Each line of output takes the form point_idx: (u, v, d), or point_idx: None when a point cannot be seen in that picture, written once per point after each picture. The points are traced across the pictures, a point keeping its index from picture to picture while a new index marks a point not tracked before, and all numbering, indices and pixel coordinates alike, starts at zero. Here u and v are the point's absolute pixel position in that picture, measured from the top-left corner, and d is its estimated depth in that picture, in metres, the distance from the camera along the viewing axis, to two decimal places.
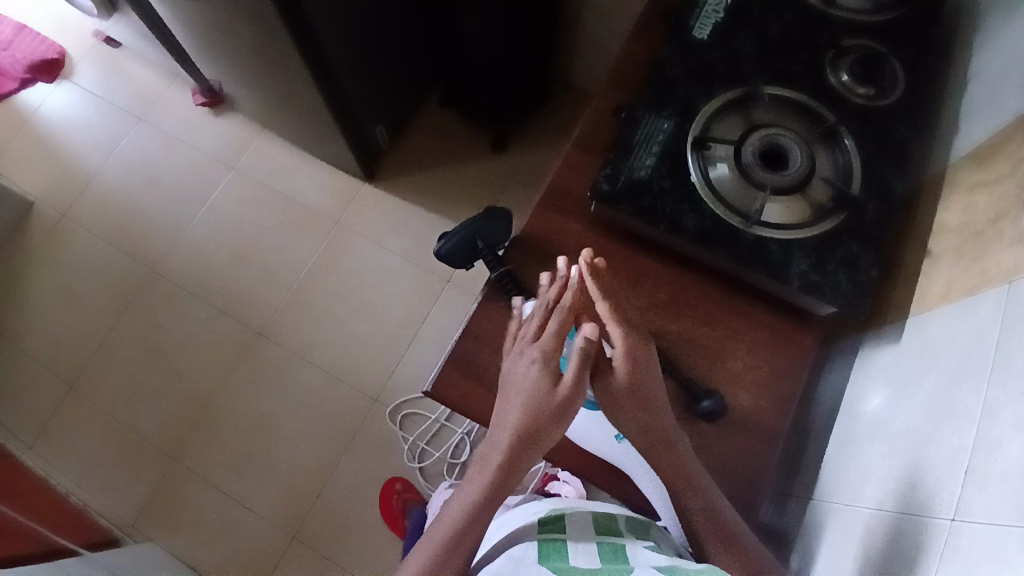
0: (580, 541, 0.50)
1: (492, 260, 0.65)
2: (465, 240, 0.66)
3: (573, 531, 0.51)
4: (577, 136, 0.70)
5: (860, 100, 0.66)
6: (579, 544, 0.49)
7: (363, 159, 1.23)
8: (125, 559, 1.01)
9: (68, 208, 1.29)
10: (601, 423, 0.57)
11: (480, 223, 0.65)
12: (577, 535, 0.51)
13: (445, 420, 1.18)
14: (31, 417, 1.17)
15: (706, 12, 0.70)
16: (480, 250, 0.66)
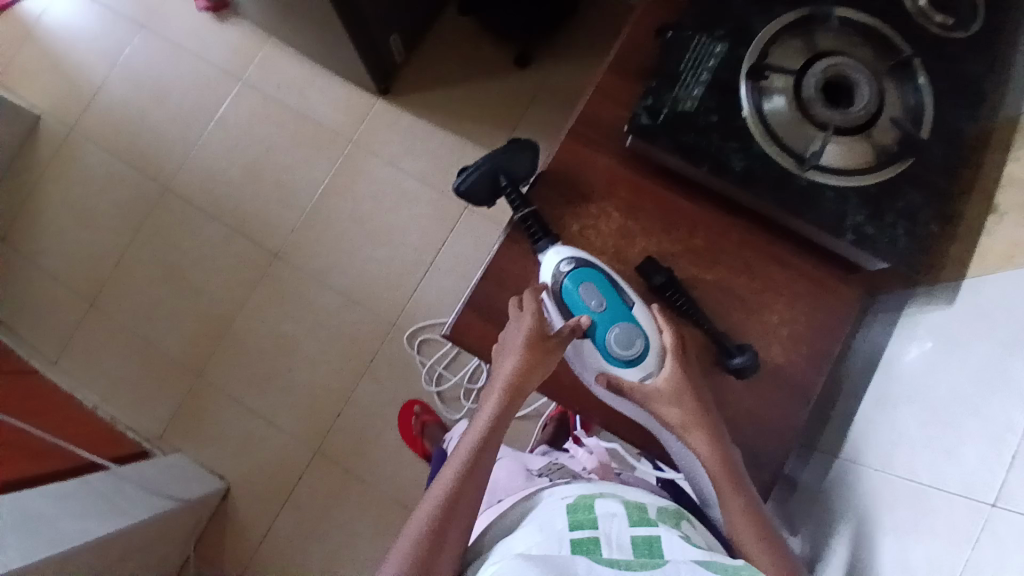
0: (614, 532, 0.51)
1: (516, 196, 0.59)
2: (486, 177, 0.60)
3: (603, 519, 0.52)
4: (614, 59, 0.62)
5: (937, 30, 0.58)
6: (613, 536, 0.51)
7: (377, 74, 1.15)
8: (153, 473, 1.06)
9: (76, 121, 1.25)
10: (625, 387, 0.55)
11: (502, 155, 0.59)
12: (607, 524, 0.52)
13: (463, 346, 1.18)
14: (52, 333, 1.19)
15: None
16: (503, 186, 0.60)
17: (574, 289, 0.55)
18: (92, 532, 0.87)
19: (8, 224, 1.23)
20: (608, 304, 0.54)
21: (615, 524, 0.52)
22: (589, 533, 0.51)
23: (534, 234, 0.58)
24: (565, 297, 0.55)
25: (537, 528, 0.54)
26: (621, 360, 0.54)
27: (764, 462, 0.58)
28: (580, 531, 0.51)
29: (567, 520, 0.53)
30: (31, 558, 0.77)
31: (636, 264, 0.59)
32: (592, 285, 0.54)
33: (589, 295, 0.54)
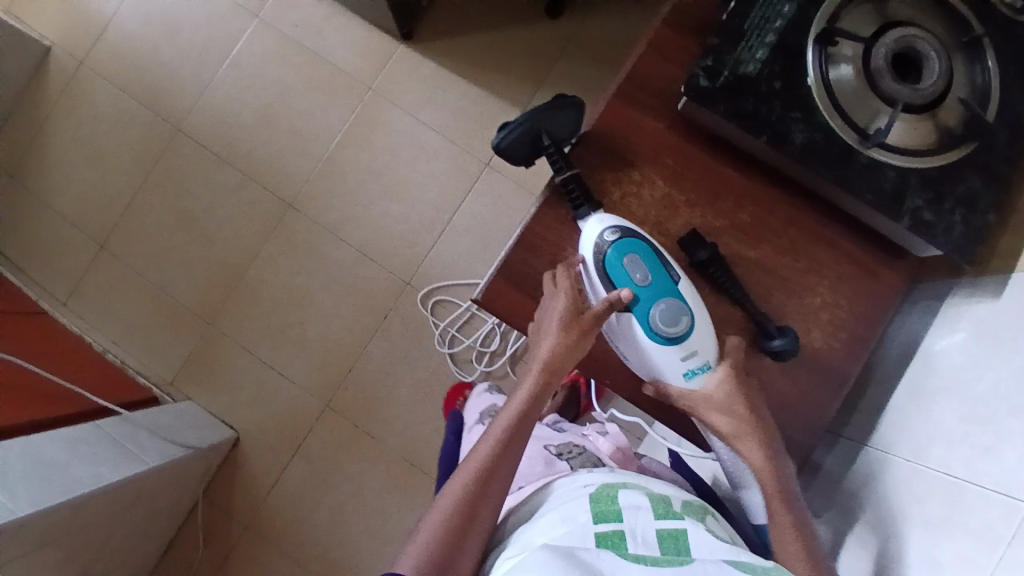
0: (639, 526, 0.52)
1: (558, 157, 0.56)
2: (527, 135, 0.57)
3: (629, 512, 0.53)
4: (667, 16, 0.59)
5: (1005, 12, 0.54)
6: (638, 531, 0.52)
7: (400, 18, 1.09)
8: (166, 418, 1.06)
9: (85, 55, 1.21)
10: (667, 366, 0.53)
11: (545, 111, 0.55)
12: (633, 516, 0.53)
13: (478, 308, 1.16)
14: (63, 274, 1.17)
15: None
16: (544, 145, 0.57)
17: (618, 259, 0.53)
18: (103, 478, 0.87)
19: (19, 159, 1.21)
20: (653, 276, 0.52)
21: (639, 518, 0.53)
22: (614, 529, 0.52)
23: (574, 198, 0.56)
24: (608, 267, 0.53)
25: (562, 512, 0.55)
26: (662, 337, 0.52)
27: (793, 446, 0.58)
28: (605, 526, 0.52)
29: (590, 513, 0.54)
30: (40, 505, 0.77)
31: (677, 237, 0.57)
32: (638, 256, 0.53)
33: (634, 266, 0.52)
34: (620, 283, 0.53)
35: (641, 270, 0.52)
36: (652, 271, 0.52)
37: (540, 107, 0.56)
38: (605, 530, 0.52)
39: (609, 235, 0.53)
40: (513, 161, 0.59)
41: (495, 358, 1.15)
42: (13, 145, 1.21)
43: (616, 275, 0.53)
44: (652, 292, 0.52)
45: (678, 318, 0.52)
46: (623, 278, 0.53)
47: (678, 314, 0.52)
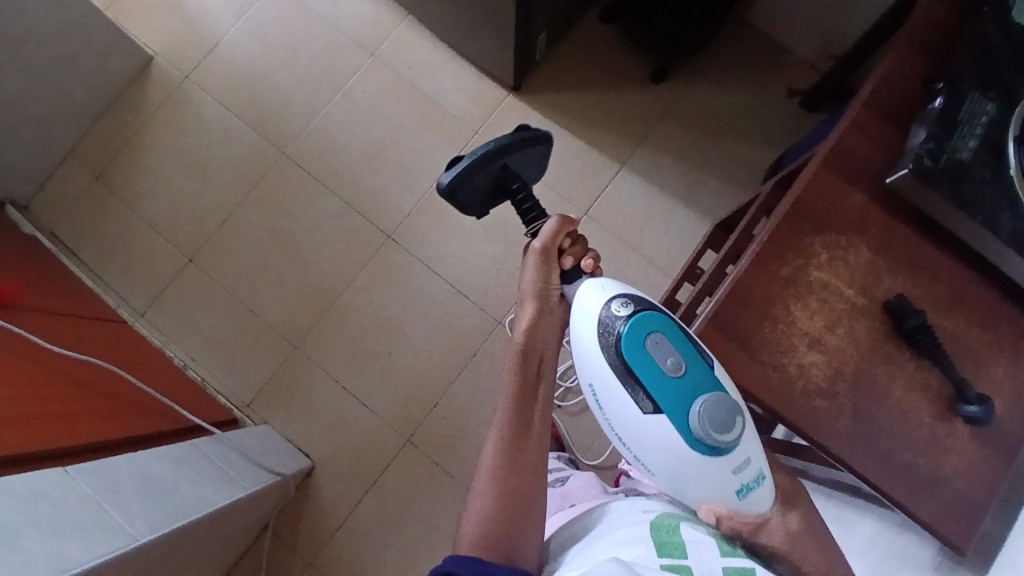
0: (704, 560, 0.53)
1: (531, 198, 0.62)
2: (488, 175, 0.60)
3: (690, 539, 0.55)
4: (868, 97, 0.65)
5: None
6: (704, 564, 0.53)
7: (519, 67, 1.15)
8: (252, 440, 1.04)
9: (193, 69, 1.24)
10: (709, 469, 0.55)
11: (515, 151, 0.59)
12: (695, 547, 0.55)
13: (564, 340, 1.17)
14: (146, 285, 1.17)
15: None
16: (511, 186, 0.62)
17: (643, 350, 0.56)
18: (210, 502, 0.82)
19: (109, 162, 1.21)
20: (683, 363, 0.55)
21: (705, 554, 0.54)
22: (680, 561, 0.53)
23: (568, 262, 0.63)
24: (633, 362, 0.55)
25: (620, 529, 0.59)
26: (700, 434, 0.54)
27: (982, 514, 0.59)
28: (670, 556, 0.53)
29: (654, 543, 0.55)
30: (159, 531, 0.70)
31: (881, 301, 0.62)
32: (661, 341, 0.56)
33: (661, 352, 0.55)
34: (652, 376, 0.55)
35: (669, 359, 0.55)
36: (678, 360, 0.55)
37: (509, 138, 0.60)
38: (673, 561, 0.53)
39: (623, 314, 0.57)
40: (465, 203, 0.61)
41: (570, 392, 1.16)
42: (105, 147, 1.21)
43: (645, 370, 0.55)
44: (687, 379, 0.55)
45: (724, 410, 0.54)
46: (655, 369, 0.55)
47: (718, 408, 0.54)
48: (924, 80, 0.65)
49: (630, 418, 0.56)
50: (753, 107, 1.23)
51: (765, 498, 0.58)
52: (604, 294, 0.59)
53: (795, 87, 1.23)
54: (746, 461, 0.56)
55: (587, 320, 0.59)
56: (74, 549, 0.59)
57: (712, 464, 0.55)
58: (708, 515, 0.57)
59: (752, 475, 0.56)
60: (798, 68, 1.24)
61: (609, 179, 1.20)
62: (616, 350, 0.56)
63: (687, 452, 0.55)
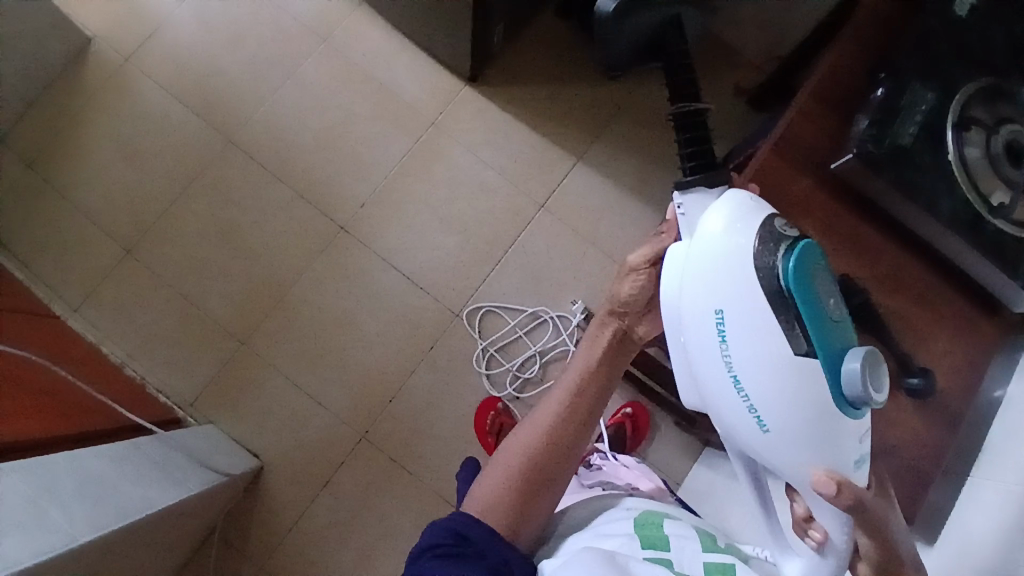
0: (686, 556, 0.59)
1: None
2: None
3: (673, 536, 0.61)
4: (815, 87, 0.68)
5: None
6: (685, 559, 0.59)
7: (476, 59, 1.14)
8: (197, 440, 0.99)
9: (132, 51, 1.17)
10: (840, 434, 0.49)
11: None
12: (678, 543, 0.60)
13: (523, 332, 1.17)
14: (79, 279, 1.10)
15: None
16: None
17: (807, 284, 0.49)
18: (155, 502, 0.78)
19: (39, 148, 1.13)
20: (839, 308, 0.50)
21: (686, 548, 0.60)
22: (663, 554, 0.59)
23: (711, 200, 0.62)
24: (800, 293, 0.48)
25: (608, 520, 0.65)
26: (849, 387, 0.48)
27: (927, 481, 0.62)
28: (654, 549, 0.59)
29: (639, 535, 0.61)
30: (103, 530, 0.66)
31: (828, 280, 0.64)
32: (827, 280, 0.50)
33: (825, 291, 0.49)
34: (815, 312, 0.48)
35: (833, 302, 0.49)
36: (834, 306, 0.49)
37: None
38: (657, 554, 0.59)
39: (790, 242, 0.50)
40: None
41: (529, 385, 1.15)
42: (34, 131, 1.13)
43: (808, 305, 0.48)
44: (841, 327, 0.49)
45: (879, 370, 0.48)
46: (819, 307, 0.48)
47: (873, 366, 0.48)
48: (868, 71, 0.68)
49: (778, 355, 0.48)
50: (704, 104, 1.26)
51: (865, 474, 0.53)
52: (757, 211, 0.52)
53: (743, 85, 1.27)
54: (866, 429, 0.51)
55: (729, 240, 0.51)
56: (7, 549, 0.55)
57: (845, 423, 0.49)
58: (827, 484, 0.48)
59: (866, 446, 0.51)
60: (745, 67, 1.28)
61: (566, 172, 1.21)
62: (776, 278, 0.49)
63: (827, 402, 0.48)
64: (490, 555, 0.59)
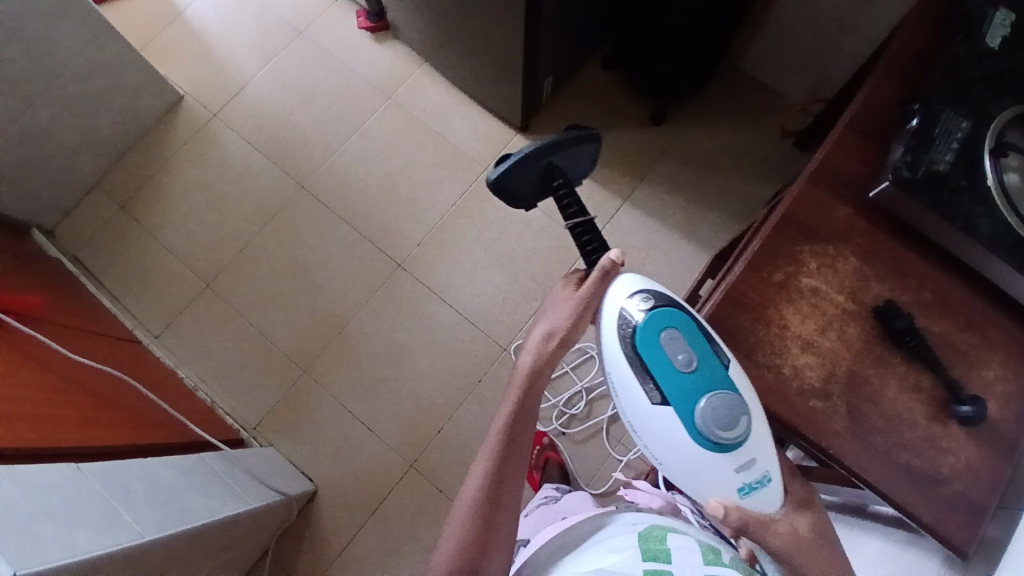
0: (688, 567, 0.59)
1: (572, 198, 0.58)
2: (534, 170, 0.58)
3: (674, 549, 0.61)
4: (849, 119, 0.71)
5: None
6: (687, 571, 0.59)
7: (526, 109, 1.22)
8: (258, 461, 1.05)
9: (219, 108, 1.32)
10: (717, 471, 0.54)
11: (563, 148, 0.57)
12: (679, 556, 0.60)
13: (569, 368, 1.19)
14: (162, 310, 1.21)
15: (996, 23, 0.67)
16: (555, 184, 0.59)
17: (658, 344, 0.54)
18: (216, 512, 0.83)
19: (134, 193, 1.27)
20: (696, 359, 0.54)
21: (689, 559, 0.60)
22: (664, 566, 0.59)
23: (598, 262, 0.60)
24: (647, 355, 0.54)
25: (609, 534, 0.64)
26: (705, 434, 0.53)
27: (986, 515, 0.59)
28: (655, 562, 0.59)
29: (642, 549, 0.61)
30: (165, 532, 0.70)
31: (871, 306, 0.65)
32: (676, 336, 0.54)
33: (674, 347, 0.54)
34: (662, 369, 0.54)
35: (681, 356, 0.54)
36: (687, 359, 0.54)
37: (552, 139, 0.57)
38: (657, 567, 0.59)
39: (643, 304, 0.56)
40: (511, 196, 0.60)
41: (575, 420, 1.17)
42: (131, 178, 1.28)
43: (657, 362, 0.54)
44: (698, 376, 0.53)
45: (734, 415, 0.52)
46: (666, 363, 0.54)
47: (728, 413, 0.52)
48: (901, 104, 0.70)
49: (640, 406, 0.56)
50: (748, 148, 1.30)
51: (776, 500, 0.56)
52: (624, 284, 0.57)
53: (789, 128, 1.29)
54: (753, 461, 0.54)
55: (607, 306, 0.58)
56: (82, 539, 0.59)
57: (716, 461, 0.54)
58: (717, 508, 0.53)
59: (758, 477, 0.54)
60: (789, 112, 1.31)
61: (611, 214, 1.26)
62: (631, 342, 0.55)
63: (690, 446, 0.54)
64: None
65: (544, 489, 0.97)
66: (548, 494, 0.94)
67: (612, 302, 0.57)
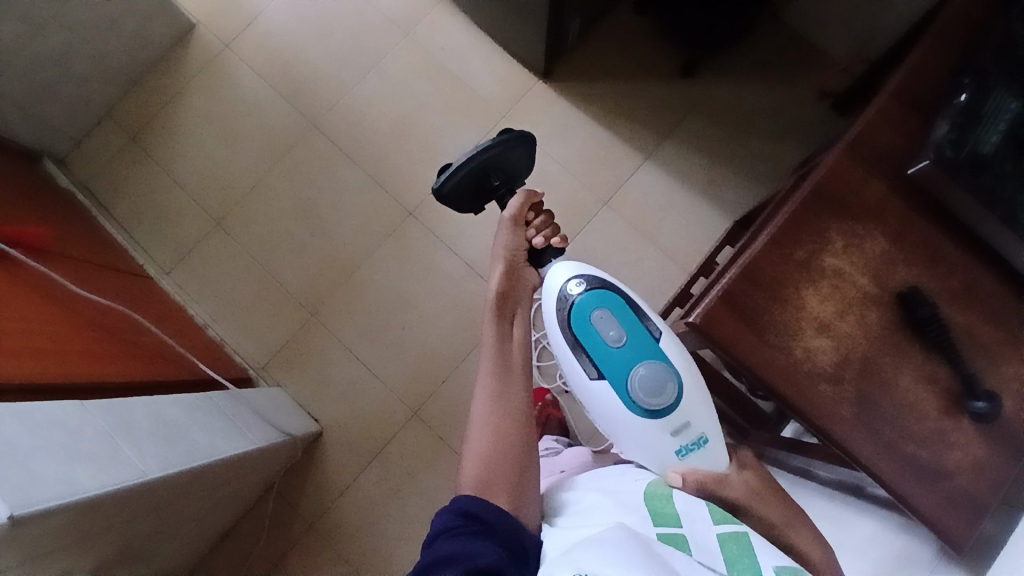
0: (698, 531, 0.56)
1: (508, 196, 0.71)
2: (475, 172, 0.67)
3: (683, 507, 0.58)
4: (893, 87, 0.65)
5: None
6: (698, 535, 0.56)
7: (551, 54, 1.16)
8: (263, 400, 1.07)
9: (232, 39, 1.27)
10: (654, 433, 0.61)
11: (501, 154, 0.67)
12: (689, 521, 0.57)
13: None
14: (172, 245, 1.21)
15: None
16: (491, 184, 0.70)
17: (592, 323, 0.62)
18: (222, 450, 0.85)
19: (144, 123, 1.25)
20: (625, 335, 0.61)
21: (698, 524, 0.57)
22: (675, 530, 0.56)
23: (541, 243, 0.69)
24: (582, 335, 0.62)
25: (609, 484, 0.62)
26: (644, 402, 0.60)
27: (988, 513, 0.58)
28: (666, 526, 0.56)
29: (650, 512, 0.57)
30: (168, 470, 0.71)
31: (895, 291, 0.62)
32: (606, 316, 0.62)
33: (605, 325, 0.62)
34: (596, 345, 0.61)
35: (613, 332, 0.61)
36: (618, 336, 0.61)
37: (489, 151, 0.66)
38: (667, 531, 0.55)
39: (578, 289, 0.64)
40: (450, 197, 0.70)
41: None
42: (142, 109, 1.25)
43: (591, 340, 0.62)
44: (628, 349, 0.61)
45: (660, 381, 0.60)
46: (598, 339, 0.61)
47: (657, 381, 0.60)
48: (952, 75, 0.65)
49: (582, 383, 0.63)
50: (783, 107, 1.23)
51: (715, 459, 0.62)
52: (565, 273, 0.66)
53: (829, 88, 1.22)
54: (686, 424, 0.61)
55: (551, 294, 0.66)
56: (84, 477, 0.60)
57: (651, 425, 0.60)
58: (673, 478, 0.60)
59: (692, 439, 0.61)
60: (831, 70, 1.23)
61: (632, 170, 1.22)
62: (568, 325, 0.63)
63: (628, 414, 0.61)
64: (505, 534, 0.54)
65: (544, 441, 0.98)
66: (546, 450, 0.94)
67: (557, 279, 0.66)
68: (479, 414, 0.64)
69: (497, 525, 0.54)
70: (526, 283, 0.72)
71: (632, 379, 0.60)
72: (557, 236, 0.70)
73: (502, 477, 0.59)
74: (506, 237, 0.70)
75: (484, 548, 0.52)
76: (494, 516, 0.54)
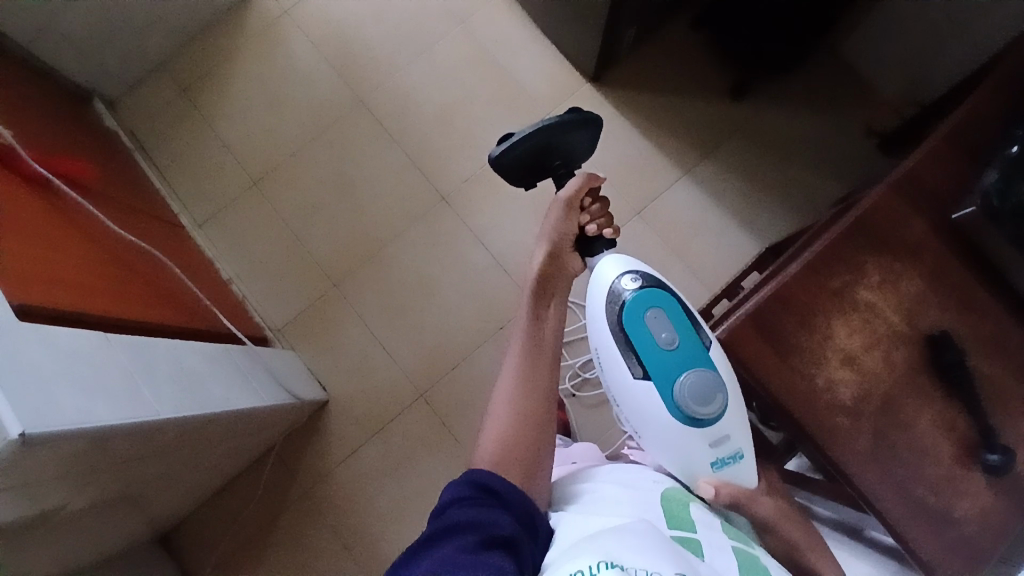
0: (713, 539, 0.56)
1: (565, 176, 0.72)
2: (537, 150, 0.67)
3: (698, 518, 0.58)
4: (948, 129, 0.65)
5: None
6: (714, 543, 0.56)
7: (602, 61, 1.16)
8: (276, 361, 1.08)
9: (291, 6, 1.29)
10: (692, 441, 0.60)
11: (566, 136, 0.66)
12: (704, 529, 0.57)
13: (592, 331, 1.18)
14: (207, 200, 1.23)
15: None
16: (551, 162, 0.70)
17: (643, 322, 0.61)
18: (232, 403, 0.86)
19: (197, 78, 1.27)
20: (678, 339, 0.60)
21: (713, 534, 0.57)
22: (691, 534, 0.56)
23: (594, 232, 0.69)
24: (633, 334, 0.61)
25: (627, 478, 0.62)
26: (689, 409, 0.59)
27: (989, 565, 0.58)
28: (682, 529, 0.56)
29: (668, 514, 0.57)
30: (180, 413, 0.73)
31: (924, 332, 0.62)
32: (660, 317, 0.61)
33: (658, 326, 0.60)
34: (646, 345, 0.60)
35: (665, 335, 0.60)
36: (670, 339, 0.60)
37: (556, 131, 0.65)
38: (683, 534, 0.55)
39: (634, 286, 0.62)
40: (509, 169, 0.69)
41: (588, 382, 1.17)
42: (196, 64, 1.27)
43: (642, 340, 0.60)
44: (680, 353, 0.60)
45: (709, 391, 0.59)
46: (649, 340, 0.60)
47: (705, 390, 0.59)
48: (1008, 126, 0.65)
49: (623, 381, 0.62)
50: (827, 141, 1.22)
51: (746, 474, 0.62)
52: (618, 267, 0.64)
53: (876, 128, 1.22)
54: (725, 437, 0.61)
55: (601, 288, 0.64)
56: (101, 408, 0.62)
57: (691, 433, 0.60)
58: (704, 489, 0.61)
59: (728, 452, 0.61)
60: (880, 110, 1.22)
61: (668, 185, 1.22)
62: (618, 321, 0.62)
63: (669, 419, 0.60)
64: (519, 511, 0.55)
65: None
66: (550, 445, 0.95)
67: (609, 275, 0.64)
68: (503, 390, 0.65)
69: (513, 500, 0.55)
70: (569, 266, 0.71)
71: (682, 385, 0.59)
72: (608, 227, 0.71)
73: (518, 455, 0.60)
74: (558, 219, 0.69)
75: (501, 517, 0.52)
76: (511, 495, 0.55)
